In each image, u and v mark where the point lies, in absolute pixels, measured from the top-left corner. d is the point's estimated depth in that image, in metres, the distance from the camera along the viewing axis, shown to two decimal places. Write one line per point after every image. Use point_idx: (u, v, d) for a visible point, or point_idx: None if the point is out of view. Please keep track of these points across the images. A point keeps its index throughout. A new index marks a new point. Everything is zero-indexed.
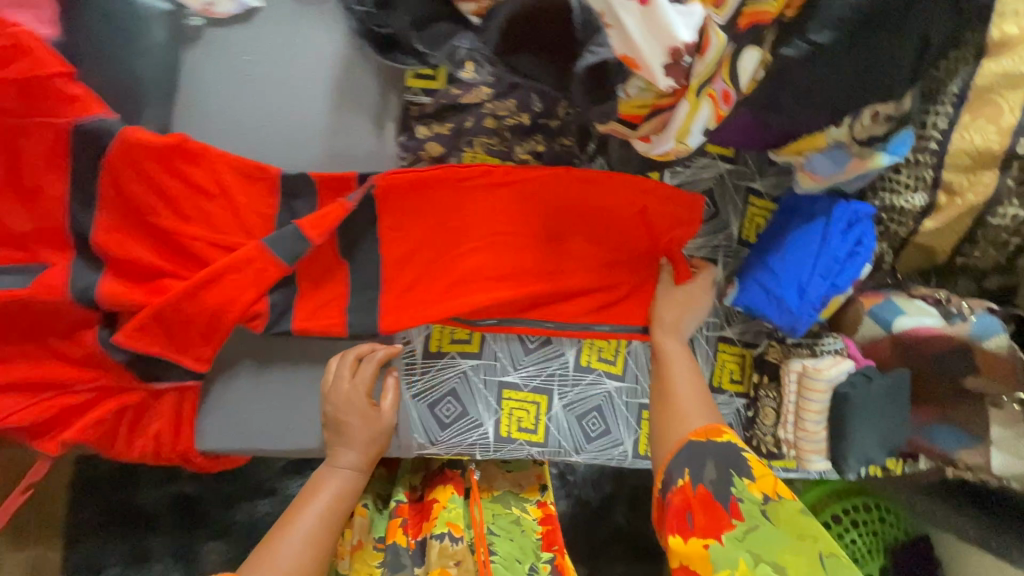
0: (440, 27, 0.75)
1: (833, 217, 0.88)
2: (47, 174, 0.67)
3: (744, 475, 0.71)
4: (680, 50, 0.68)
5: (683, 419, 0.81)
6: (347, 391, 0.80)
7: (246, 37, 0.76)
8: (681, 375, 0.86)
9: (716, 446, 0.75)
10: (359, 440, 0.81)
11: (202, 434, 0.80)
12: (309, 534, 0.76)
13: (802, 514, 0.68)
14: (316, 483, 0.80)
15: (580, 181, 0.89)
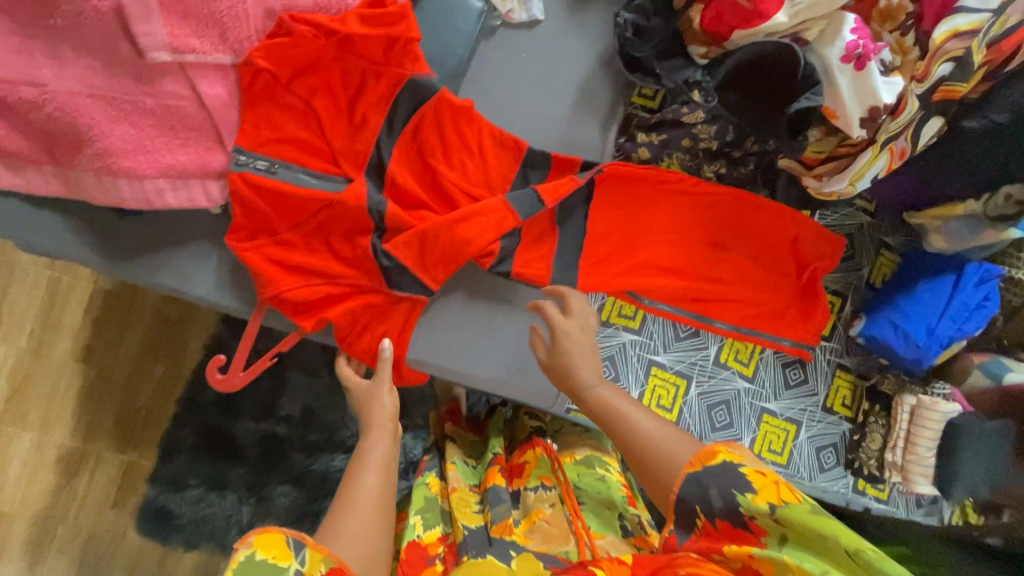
0: (675, 61, 0.98)
1: (964, 274, 1.04)
2: (376, 109, 0.86)
3: (746, 489, 0.63)
4: (879, 109, 0.86)
5: (665, 455, 0.71)
6: (367, 389, 0.92)
7: (526, 38, 0.97)
8: (636, 415, 0.76)
9: (713, 472, 0.66)
10: (379, 446, 0.85)
11: (416, 344, 0.96)
12: (368, 516, 0.74)
13: (814, 514, 0.60)
14: (354, 478, 0.79)
15: (750, 204, 1.06)
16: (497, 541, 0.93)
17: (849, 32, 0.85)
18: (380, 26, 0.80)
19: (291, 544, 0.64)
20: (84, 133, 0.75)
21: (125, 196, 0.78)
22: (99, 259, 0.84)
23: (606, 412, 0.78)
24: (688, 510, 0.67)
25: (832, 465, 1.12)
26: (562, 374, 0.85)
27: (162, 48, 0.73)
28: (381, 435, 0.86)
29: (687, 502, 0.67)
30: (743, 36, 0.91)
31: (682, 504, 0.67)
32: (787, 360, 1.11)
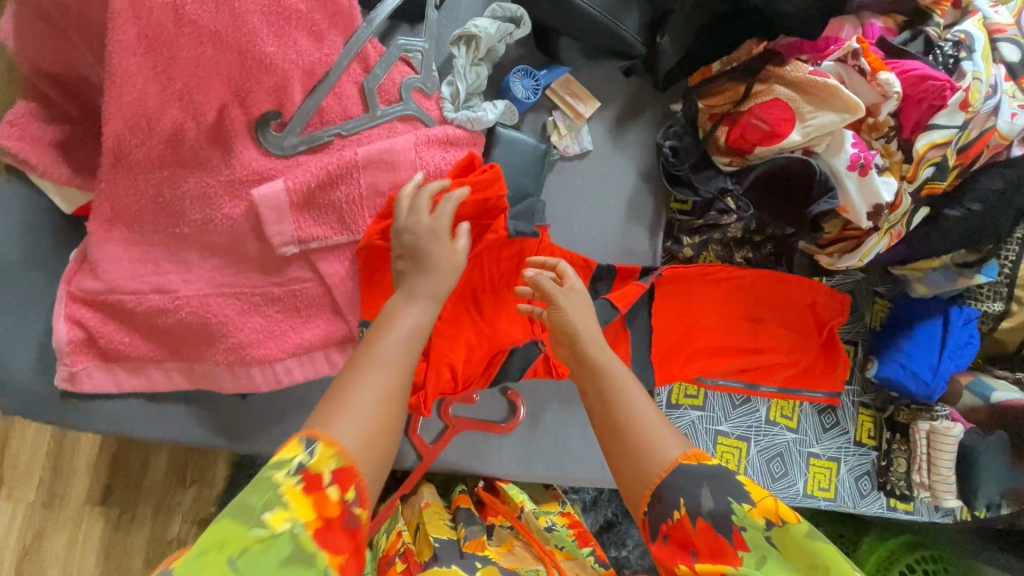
0: (707, 172, 1.12)
1: (952, 316, 1.24)
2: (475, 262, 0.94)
3: (743, 500, 0.67)
4: (882, 205, 1.04)
5: (654, 443, 0.71)
6: (427, 227, 0.78)
7: (580, 166, 1.08)
8: (636, 398, 0.74)
9: (707, 471, 0.68)
10: (429, 284, 0.74)
11: (528, 464, 1.03)
12: (386, 391, 0.63)
13: (812, 539, 0.64)
14: (376, 347, 0.67)
15: (774, 280, 1.21)
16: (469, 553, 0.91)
17: (851, 145, 1.04)
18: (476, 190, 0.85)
19: (304, 442, 0.58)
20: (217, 330, 0.77)
21: (257, 381, 0.80)
22: (221, 436, 0.85)
23: (603, 382, 0.75)
24: (665, 500, 0.68)
25: (869, 491, 1.29)
26: (568, 332, 0.79)
27: (291, 242, 0.77)
28: (425, 314, 0.72)
29: (670, 492, 0.68)
30: (763, 151, 1.06)
31: (660, 496, 0.68)
32: (821, 407, 1.28)
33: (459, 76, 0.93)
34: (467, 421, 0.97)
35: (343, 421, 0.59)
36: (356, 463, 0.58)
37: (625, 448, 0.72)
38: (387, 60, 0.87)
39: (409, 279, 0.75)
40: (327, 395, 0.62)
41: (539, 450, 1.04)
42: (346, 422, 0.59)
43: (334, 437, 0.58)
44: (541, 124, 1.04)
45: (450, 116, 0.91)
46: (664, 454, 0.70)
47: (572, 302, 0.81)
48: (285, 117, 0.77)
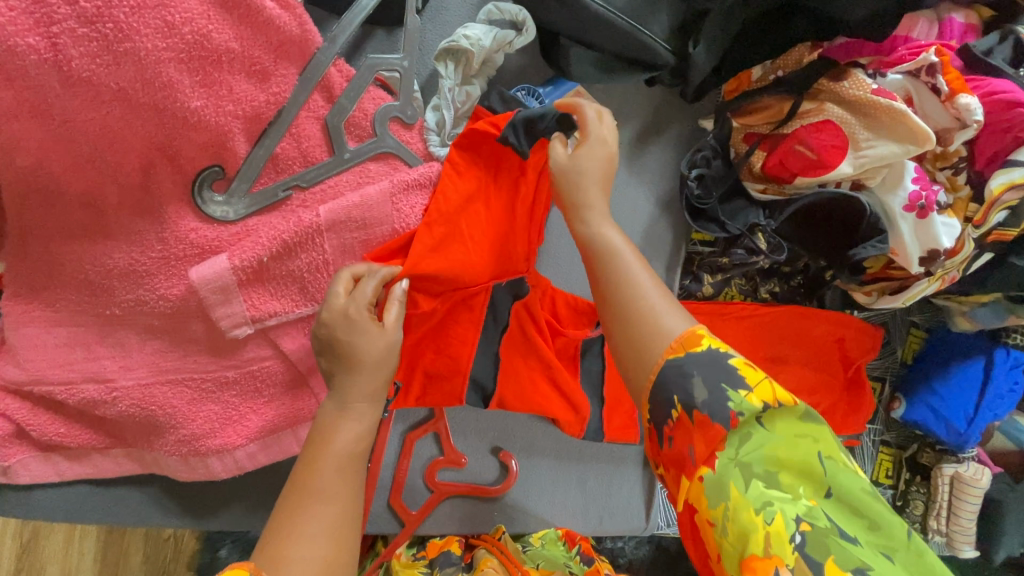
0: (735, 202, 0.96)
1: (996, 359, 1.13)
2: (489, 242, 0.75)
3: (740, 386, 0.54)
4: (939, 252, 0.89)
5: (655, 320, 0.58)
6: (358, 334, 0.61)
7: None
8: (630, 264, 0.61)
9: (698, 358, 0.55)
10: (368, 382, 0.61)
11: (522, 523, 0.96)
12: (334, 526, 0.55)
13: (804, 419, 0.54)
14: (318, 476, 0.57)
15: (800, 317, 1.08)
16: None
17: (911, 181, 0.88)
18: (483, 156, 0.74)
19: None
20: (164, 421, 0.67)
21: (215, 470, 0.70)
22: (179, 519, 0.76)
23: (599, 257, 0.62)
24: (665, 394, 0.55)
25: None
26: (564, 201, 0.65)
27: (243, 323, 0.66)
28: (369, 411, 0.61)
29: (664, 392, 0.56)
30: (806, 182, 0.91)
31: (660, 395, 0.56)
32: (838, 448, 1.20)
33: (446, 101, 0.77)
34: (454, 485, 0.90)
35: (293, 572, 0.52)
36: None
37: (625, 330, 0.59)
38: (356, 86, 0.70)
39: (342, 381, 0.60)
40: (273, 544, 0.53)
41: (533, 506, 0.96)
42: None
43: None
44: None
45: (435, 152, 0.76)
46: (668, 330, 0.57)
47: (568, 164, 0.65)
48: (229, 171, 0.64)
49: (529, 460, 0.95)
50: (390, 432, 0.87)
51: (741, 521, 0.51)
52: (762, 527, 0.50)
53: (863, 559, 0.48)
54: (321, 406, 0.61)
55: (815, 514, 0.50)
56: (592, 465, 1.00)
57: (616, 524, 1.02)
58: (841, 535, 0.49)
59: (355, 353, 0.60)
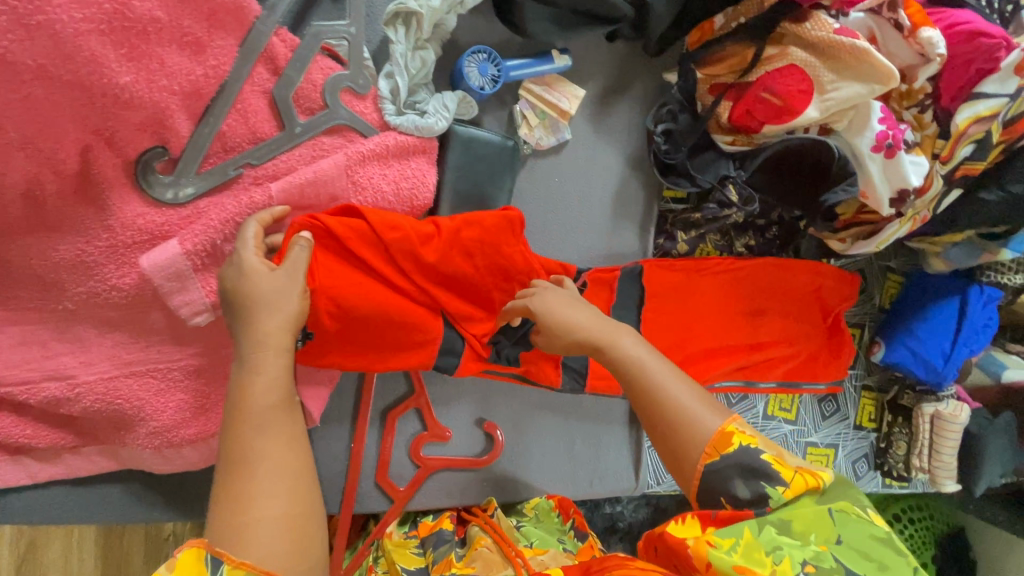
0: (704, 155, 0.95)
1: (971, 297, 1.13)
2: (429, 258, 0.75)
3: (777, 482, 0.58)
4: (908, 191, 0.89)
5: (693, 422, 0.62)
6: (259, 283, 0.60)
7: (557, 164, 0.91)
8: (661, 374, 0.65)
9: (730, 459, 0.60)
10: (269, 326, 0.59)
11: (512, 491, 0.96)
12: (283, 472, 0.54)
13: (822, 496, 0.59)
14: (247, 439, 0.54)
15: (776, 268, 1.08)
16: None
17: (878, 120, 0.87)
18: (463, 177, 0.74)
19: (208, 562, 0.47)
20: (132, 415, 0.66)
21: (192, 460, 0.69)
22: (161, 513, 0.75)
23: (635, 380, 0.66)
24: (709, 493, 0.60)
25: (865, 471, 1.25)
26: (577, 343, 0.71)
27: (202, 311, 0.64)
28: (278, 356, 0.58)
29: (709, 492, 0.60)
30: (773, 130, 0.89)
31: (705, 495, 0.60)
32: (822, 396, 1.21)
33: (399, 68, 0.75)
34: (441, 459, 0.90)
35: (251, 532, 0.50)
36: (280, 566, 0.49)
37: (670, 445, 0.63)
38: (301, 56, 0.68)
39: (245, 332, 0.58)
40: (220, 515, 0.51)
41: (524, 474, 0.96)
42: (251, 541, 0.49)
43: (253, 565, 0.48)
44: (507, 113, 0.86)
45: (390, 121, 0.75)
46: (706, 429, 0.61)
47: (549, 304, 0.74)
48: (173, 152, 0.62)
49: (514, 430, 0.95)
50: (370, 412, 0.86)
51: (751, 558, 0.53)
52: (770, 566, 0.53)
53: None
54: (235, 359, 0.58)
55: (822, 557, 0.53)
56: (578, 428, 1.00)
57: (606, 485, 1.03)
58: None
59: (253, 298, 0.59)
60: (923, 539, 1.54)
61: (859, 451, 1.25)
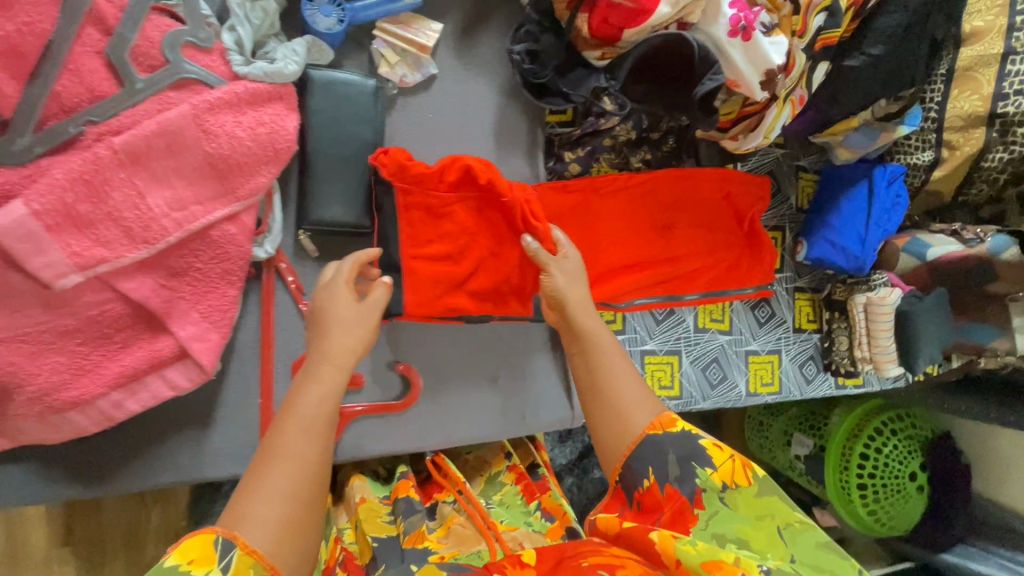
0: (577, 72, 0.96)
1: (875, 178, 1.13)
2: (472, 216, 0.91)
3: (706, 464, 0.66)
4: (774, 71, 0.90)
5: (626, 415, 0.72)
6: (334, 296, 0.76)
7: (429, 99, 0.93)
8: (618, 369, 0.76)
9: (671, 438, 0.69)
10: (339, 345, 0.72)
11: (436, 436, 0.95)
12: (293, 485, 0.61)
13: (760, 493, 0.65)
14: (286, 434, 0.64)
15: (678, 180, 1.10)
16: (410, 552, 0.86)
17: (728, 6, 0.88)
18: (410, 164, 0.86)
19: (218, 547, 0.55)
20: (11, 381, 0.67)
21: (82, 424, 0.72)
22: (72, 485, 0.77)
23: (586, 348, 0.79)
24: (636, 472, 0.69)
25: (815, 374, 1.26)
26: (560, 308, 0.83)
27: (68, 273, 0.66)
28: (332, 373, 0.70)
29: (637, 464, 0.69)
30: (633, 34, 0.90)
31: (636, 461, 0.69)
32: (754, 302, 1.21)
33: (240, 19, 0.77)
34: (359, 406, 0.90)
35: (247, 524, 0.57)
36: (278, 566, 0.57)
37: (597, 429, 0.74)
38: (131, 14, 0.70)
39: (315, 346, 0.73)
40: (233, 507, 0.59)
41: (449, 417, 0.96)
42: (250, 527, 0.57)
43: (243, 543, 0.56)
44: (368, 56, 0.89)
45: (239, 72, 0.77)
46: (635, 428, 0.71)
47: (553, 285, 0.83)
48: (6, 114, 0.65)
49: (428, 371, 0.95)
50: (276, 365, 0.86)
51: None
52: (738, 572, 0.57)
53: None
54: (300, 371, 0.71)
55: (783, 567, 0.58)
56: (500, 360, 1.00)
57: (542, 419, 1.02)
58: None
59: (324, 307, 0.75)
60: (911, 448, 1.46)
61: (804, 355, 1.24)
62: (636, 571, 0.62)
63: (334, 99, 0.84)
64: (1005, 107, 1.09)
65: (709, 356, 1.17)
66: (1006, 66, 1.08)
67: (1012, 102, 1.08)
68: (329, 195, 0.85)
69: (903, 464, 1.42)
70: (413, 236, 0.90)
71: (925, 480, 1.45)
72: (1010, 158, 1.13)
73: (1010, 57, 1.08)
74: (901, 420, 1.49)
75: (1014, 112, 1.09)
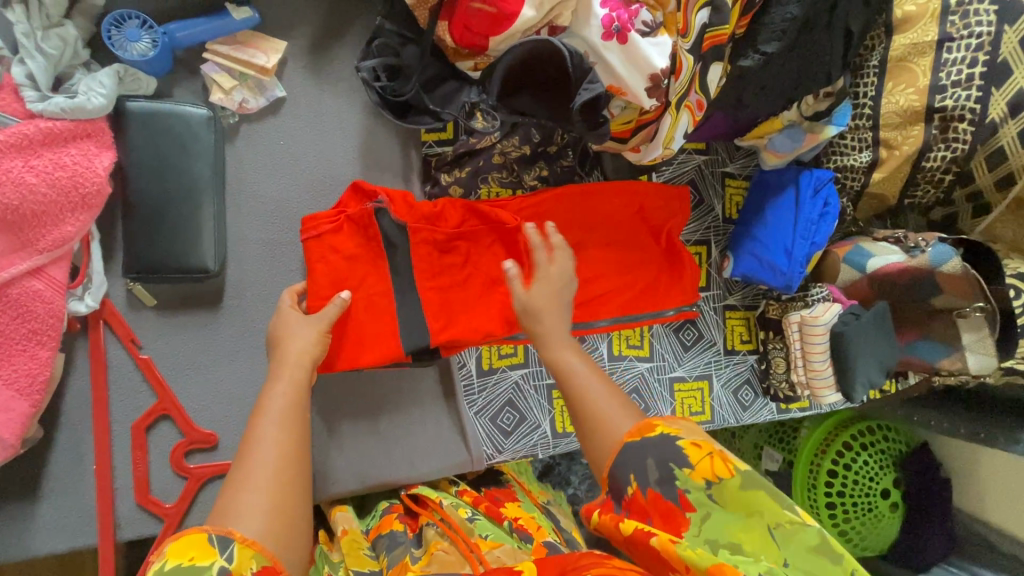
0: (447, 85, 0.87)
1: (801, 185, 1.02)
2: (482, 243, 0.90)
3: (682, 463, 0.56)
4: (659, 75, 0.79)
5: (604, 420, 0.64)
6: (292, 319, 0.76)
7: (279, 126, 0.85)
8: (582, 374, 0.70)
9: (649, 442, 0.58)
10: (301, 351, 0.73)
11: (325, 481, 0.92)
12: (276, 478, 0.59)
13: (744, 488, 0.54)
14: (262, 433, 0.63)
15: (581, 197, 0.99)
16: None
17: (600, 5, 0.77)
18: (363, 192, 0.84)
19: (216, 542, 0.51)
20: None
21: None
22: None
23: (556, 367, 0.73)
24: (619, 478, 0.59)
25: (753, 399, 1.15)
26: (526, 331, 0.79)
27: None
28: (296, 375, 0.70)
29: (618, 475, 0.59)
30: (500, 41, 0.80)
31: (617, 472, 0.59)
32: (677, 325, 1.11)
33: (28, 50, 0.68)
34: (209, 467, 0.81)
35: (239, 516, 0.55)
36: (278, 557, 0.54)
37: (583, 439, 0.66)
38: None
39: (277, 356, 0.72)
40: (217, 507, 0.56)
41: (387, 448, 0.94)
42: (243, 521, 0.54)
43: (241, 536, 0.53)
44: (203, 82, 0.81)
45: (33, 109, 0.69)
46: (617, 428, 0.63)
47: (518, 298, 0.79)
48: None
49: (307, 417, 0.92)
50: (111, 428, 0.78)
51: None
52: None
53: None
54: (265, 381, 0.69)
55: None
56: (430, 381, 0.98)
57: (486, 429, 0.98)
58: None
59: (280, 330, 0.75)
60: (880, 463, 1.30)
61: (739, 379, 1.14)
62: None
63: (161, 132, 0.76)
64: (942, 101, 0.98)
65: (627, 386, 1.06)
66: (942, 54, 0.97)
67: (950, 95, 0.97)
68: (156, 239, 0.77)
69: (873, 482, 1.27)
70: (427, 270, 0.87)
71: (899, 497, 1.29)
72: (953, 157, 1.01)
73: (946, 44, 0.97)
74: (872, 434, 1.32)
75: (952, 106, 0.98)
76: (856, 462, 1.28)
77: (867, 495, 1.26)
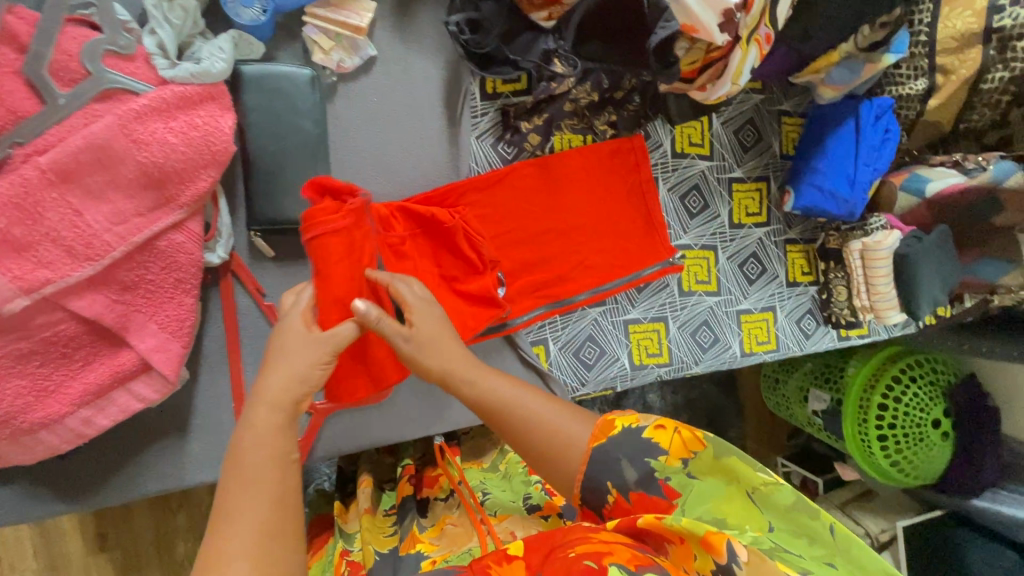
0: (523, 37, 0.90)
1: (862, 114, 1.06)
2: (424, 248, 0.92)
3: (656, 451, 0.62)
4: (732, 10, 0.82)
5: (562, 440, 0.67)
6: (296, 335, 0.66)
7: (371, 83, 0.90)
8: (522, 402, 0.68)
9: (617, 442, 0.64)
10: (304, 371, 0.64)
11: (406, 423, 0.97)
12: (266, 529, 0.51)
13: (718, 457, 0.58)
14: (237, 491, 0.54)
15: (603, 157, 1.04)
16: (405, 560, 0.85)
17: None
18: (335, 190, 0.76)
19: None
20: None
21: (54, 442, 0.74)
22: (57, 499, 0.80)
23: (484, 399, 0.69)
24: (599, 481, 0.64)
25: (815, 328, 1.19)
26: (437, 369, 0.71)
27: (14, 297, 0.66)
28: (274, 416, 0.60)
29: (596, 478, 0.64)
30: None
31: (593, 482, 0.64)
32: (741, 259, 1.16)
33: (158, 20, 0.75)
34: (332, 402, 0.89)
35: None
36: None
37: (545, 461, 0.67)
38: (44, 29, 0.69)
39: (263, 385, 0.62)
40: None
41: (381, 431, 0.95)
42: None
43: None
44: (302, 45, 0.86)
45: (164, 75, 0.75)
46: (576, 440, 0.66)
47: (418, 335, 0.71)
48: None
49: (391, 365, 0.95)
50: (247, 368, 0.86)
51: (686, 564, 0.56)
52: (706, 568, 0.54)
53: (804, 562, 0.49)
54: (240, 417, 0.60)
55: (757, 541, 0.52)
56: None
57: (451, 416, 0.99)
58: (787, 550, 0.50)
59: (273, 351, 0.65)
60: (931, 395, 1.26)
61: (801, 310, 1.19)
62: (624, 557, 0.51)
63: (271, 94, 0.82)
64: (1000, 21, 1.00)
65: (699, 318, 1.12)
66: None
67: (1009, 15, 1.00)
68: (274, 193, 0.83)
69: (924, 412, 1.24)
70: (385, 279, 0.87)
71: (949, 427, 1.25)
72: (1011, 77, 1.03)
73: None
74: (919, 366, 1.30)
75: (1010, 25, 1.00)
76: (905, 395, 1.25)
77: (917, 424, 1.22)
